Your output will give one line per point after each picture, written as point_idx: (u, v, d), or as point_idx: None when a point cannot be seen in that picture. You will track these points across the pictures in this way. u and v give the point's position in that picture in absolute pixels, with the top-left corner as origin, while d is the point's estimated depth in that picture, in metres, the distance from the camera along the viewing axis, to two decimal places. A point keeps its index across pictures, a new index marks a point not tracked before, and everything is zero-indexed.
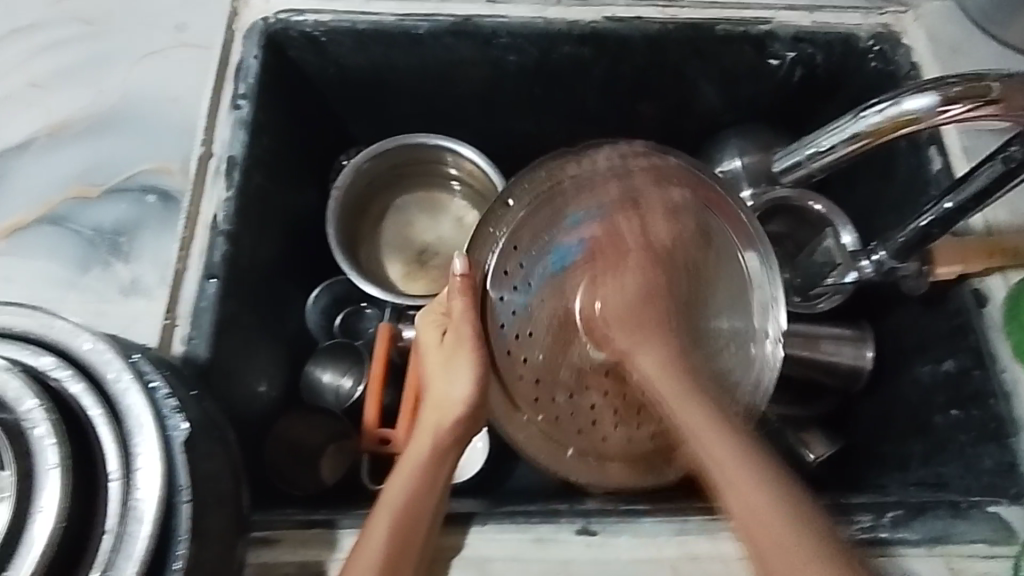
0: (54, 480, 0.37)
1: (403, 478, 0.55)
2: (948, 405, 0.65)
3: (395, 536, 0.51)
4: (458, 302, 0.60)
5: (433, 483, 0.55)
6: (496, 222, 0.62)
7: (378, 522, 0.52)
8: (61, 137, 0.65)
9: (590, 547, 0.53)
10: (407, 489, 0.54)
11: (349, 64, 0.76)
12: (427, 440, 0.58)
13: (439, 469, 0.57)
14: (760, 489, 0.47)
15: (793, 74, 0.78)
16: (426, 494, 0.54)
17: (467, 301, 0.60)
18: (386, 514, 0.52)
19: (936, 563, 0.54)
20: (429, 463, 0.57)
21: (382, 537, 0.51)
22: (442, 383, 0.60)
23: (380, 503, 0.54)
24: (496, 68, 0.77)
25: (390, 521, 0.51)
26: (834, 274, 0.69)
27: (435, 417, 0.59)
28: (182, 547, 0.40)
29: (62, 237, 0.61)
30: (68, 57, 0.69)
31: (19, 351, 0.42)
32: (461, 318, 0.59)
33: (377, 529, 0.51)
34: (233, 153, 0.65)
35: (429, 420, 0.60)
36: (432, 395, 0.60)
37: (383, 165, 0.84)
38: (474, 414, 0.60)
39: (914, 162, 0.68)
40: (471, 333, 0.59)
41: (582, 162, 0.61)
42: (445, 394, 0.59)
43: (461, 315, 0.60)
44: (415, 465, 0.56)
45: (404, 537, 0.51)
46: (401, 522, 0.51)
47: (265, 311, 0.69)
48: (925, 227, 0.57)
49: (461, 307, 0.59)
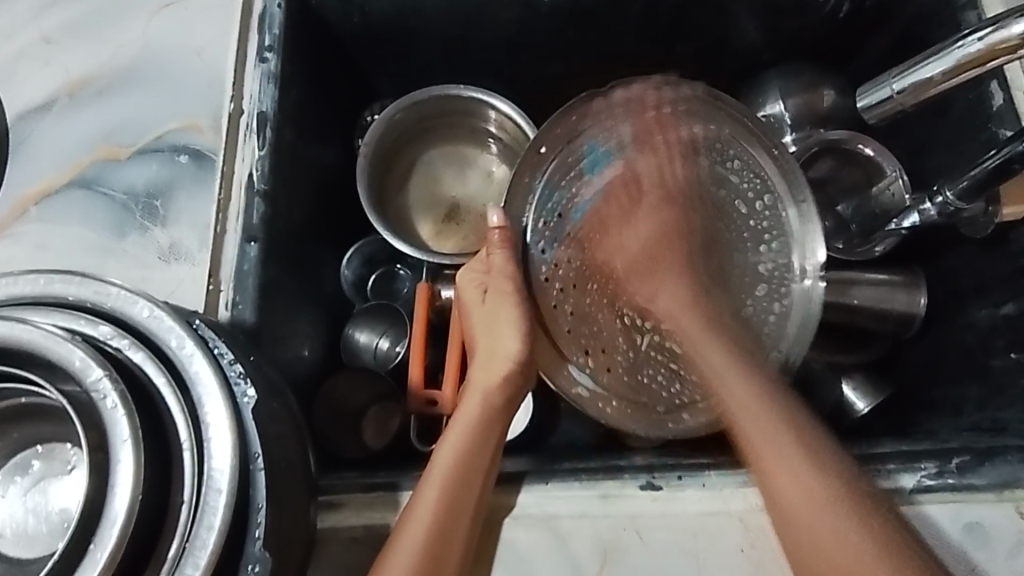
0: (128, 452, 0.35)
1: (454, 437, 0.55)
2: (1007, 349, 0.64)
3: (445, 504, 0.49)
4: (497, 254, 0.60)
5: (485, 444, 0.54)
6: (529, 171, 0.61)
7: (427, 492, 0.50)
8: (83, 97, 0.62)
9: (657, 501, 0.53)
10: (457, 451, 0.53)
11: (373, 9, 0.72)
12: (476, 396, 0.58)
13: (493, 430, 0.56)
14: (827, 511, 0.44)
15: (841, 9, 0.74)
16: (478, 457, 0.53)
17: (507, 252, 0.60)
18: (438, 480, 0.51)
19: (1006, 507, 0.53)
20: (479, 425, 0.55)
21: (429, 509, 0.49)
22: (492, 337, 0.60)
23: (430, 468, 0.52)
24: (528, 12, 0.73)
25: (439, 492, 0.50)
26: (895, 218, 0.65)
27: (485, 375, 0.59)
28: (263, 515, 0.40)
29: (96, 203, 0.59)
30: (81, 9, 0.65)
31: (76, 321, 0.40)
32: (500, 271, 0.60)
33: (425, 499, 0.50)
34: (264, 107, 0.62)
35: (478, 380, 0.59)
36: (482, 353, 0.60)
37: (412, 119, 0.80)
38: (522, 369, 0.60)
39: (974, 98, 0.65)
40: (508, 286, 0.60)
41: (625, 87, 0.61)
42: (498, 349, 0.60)
43: (501, 272, 0.60)
44: (466, 425, 0.55)
45: (457, 503, 0.50)
46: (452, 489, 0.50)
47: (301, 272, 0.67)
48: (999, 166, 0.53)
49: (500, 260, 0.60)
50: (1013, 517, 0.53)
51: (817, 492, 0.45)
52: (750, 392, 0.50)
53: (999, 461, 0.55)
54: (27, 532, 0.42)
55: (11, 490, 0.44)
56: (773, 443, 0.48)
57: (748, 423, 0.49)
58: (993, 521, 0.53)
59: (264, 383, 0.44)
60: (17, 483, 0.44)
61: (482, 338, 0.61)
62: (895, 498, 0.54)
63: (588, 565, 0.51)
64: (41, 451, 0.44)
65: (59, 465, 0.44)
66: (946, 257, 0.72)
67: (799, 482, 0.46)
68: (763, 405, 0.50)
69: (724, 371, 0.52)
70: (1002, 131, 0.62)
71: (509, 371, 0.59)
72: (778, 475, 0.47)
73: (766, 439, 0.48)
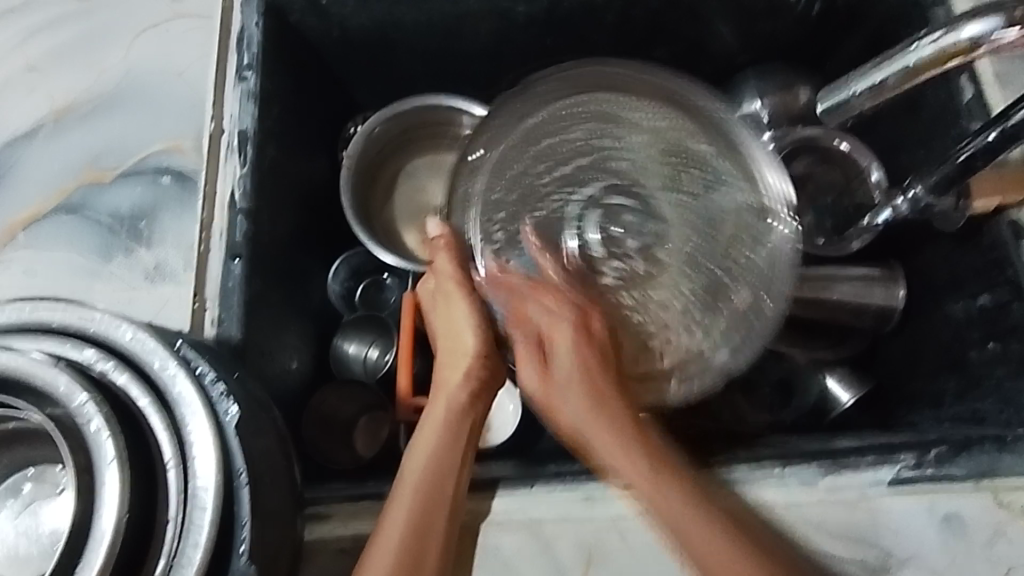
0: (113, 474, 0.37)
1: (420, 446, 0.55)
2: (984, 340, 0.65)
3: (422, 503, 0.51)
4: (442, 258, 0.62)
5: (450, 449, 0.55)
6: (467, 178, 0.65)
7: (396, 505, 0.51)
8: (67, 122, 0.64)
9: (639, 503, 0.54)
10: (424, 458, 0.54)
11: (350, 25, 0.72)
12: (440, 401, 0.59)
13: (457, 432, 0.57)
14: (714, 539, 0.49)
15: (812, 9, 0.74)
16: (448, 460, 0.54)
17: (453, 254, 0.62)
18: (408, 491, 0.52)
19: (982, 498, 0.54)
20: (444, 427, 0.57)
21: (404, 517, 0.50)
22: (450, 339, 0.62)
23: (401, 477, 0.53)
24: (504, 22, 0.74)
25: (411, 497, 0.51)
26: (869, 216, 0.66)
27: (448, 377, 0.60)
28: (246, 530, 0.41)
29: (82, 226, 0.60)
30: (63, 36, 0.66)
31: (61, 346, 0.42)
32: (446, 273, 0.61)
33: (399, 509, 0.51)
34: (244, 127, 0.63)
35: (441, 382, 0.60)
36: (441, 356, 0.62)
37: (393, 130, 0.81)
38: (484, 367, 0.60)
39: (943, 93, 0.66)
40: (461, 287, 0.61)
41: (553, 83, 0.65)
42: (456, 347, 0.61)
43: (450, 274, 0.61)
44: (432, 428, 0.57)
45: (428, 507, 0.51)
46: (423, 495, 0.51)
47: (288, 287, 0.68)
48: (965, 161, 0.54)
49: (445, 263, 0.61)
50: (989, 507, 0.54)
51: (708, 524, 0.50)
52: (633, 457, 0.54)
53: (975, 452, 0.56)
54: (20, 553, 0.44)
55: (4, 512, 0.45)
56: (637, 468, 0.53)
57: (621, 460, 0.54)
58: (969, 511, 0.54)
59: (248, 400, 0.45)
60: (9, 506, 0.45)
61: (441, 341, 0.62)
62: (873, 491, 0.55)
63: (572, 567, 0.52)
64: (33, 473, 0.46)
65: (51, 487, 0.45)
66: (923, 251, 0.73)
67: (695, 523, 0.50)
68: (619, 433, 0.55)
69: (564, 366, 0.58)
70: (972, 126, 0.63)
71: (472, 368, 0.60)
72: (664, 508, 0.51)
73: (629, 473, 0.53)
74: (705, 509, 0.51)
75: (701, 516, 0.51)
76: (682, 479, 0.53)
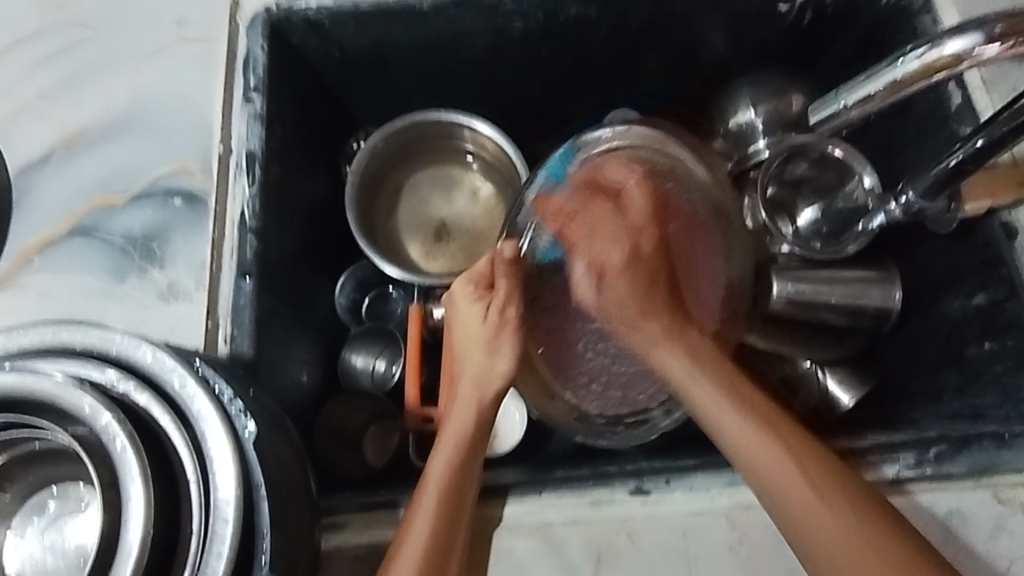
0: (139, 489, 0.38)
1: (442, 456, 0.56)
2: (981, 337, 0.66)
3: (443, 509, 0.52)
4: (504, 279, 0.61)
5: (470, 462, 0.56)
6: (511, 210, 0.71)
7: (420, 513, 0.52)
8: (78, 148, 0.65)
9: (646, 505, 0.55)
10: (449, 468, 0.55)
11: (351, 45, 0.74)
12: (465, 415, 0.59)
13: (474, 445, 0.57)
14: (842, 517, 0.47)
15: (803, 18, 0.76)
16: (468, 474, 0.55)
17: (514, 279, 0.61)
18: (432, 497, 0.53)
19: (982, 493, 0.56)
20: (462, 441, 0.57)
21: (427, 524, 0.51)
22: (483, 360, 0.60)
23: (423, 482, 0.55)
24: (501, 37, 0.76)
25: (436, 501, 0.52)
26: (865, 220, 0.68)
27: (473, 393, 0.59)
28: (267, 541, 0.42)
29: (95, 248, 0.62)
30: (72, 64, 0.68)
31: (82, 367, 0.43)
32: (507, 298, 0.61)
33: (422, 516, 0.52)
34: (251, 147, 0.64)
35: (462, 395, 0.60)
36: (467, 370, 0.60)
37: (395, 145, 0.82)
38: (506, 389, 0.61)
39: (932, 98, 0.67)
40: (515, 316, 0.61)
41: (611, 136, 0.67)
42: (487, 369, 0.60)
43: (506, 293, 0.61)
44: (454, 440, 0.57)
45: (448, 518, 0.52)
46: (446, 504, 0.52)
47: (296, 302, 0.69)
48: (956, 165, 0.56)
49: (506, 287, 0.61)
50: (990, 502, 0.56)
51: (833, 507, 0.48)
52: (750, 436, 0.52)
53: (975, 449, 0.57)
54: (46, 569, 0.45)
55: (29, 530, 0.47)
56: (762, 454, 0.51)
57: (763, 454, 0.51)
58: (968, 506, 0.56)
59: (264, 415, 0.47)
60: (35, 523, 0.47)
61: (466, 357, 0.61)
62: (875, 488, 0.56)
63: (583, 568, 0.53)
64: (56, 490, 0.47)
65: (73, 504, 0.47)
66: (918, 251, 0.74)
67: (798, 496, 0.49)
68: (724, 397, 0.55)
69: (645, 333, 0.59)
70: (963, 129, 0.64)
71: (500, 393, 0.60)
72: (783, 484, 0.50)
73: (763, 453, 0.51)
74: (818, 483, 0.49)
75: (824, 500, 0.48)
76: (801, 456, 0.50)
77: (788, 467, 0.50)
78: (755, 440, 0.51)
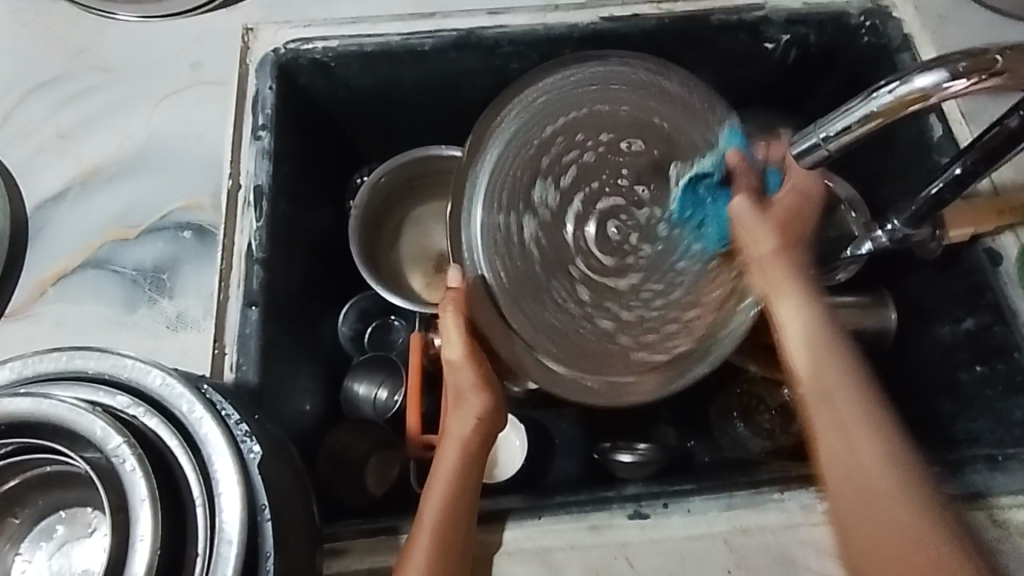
0: (146, 511, 0.39)
1: (437, 490, 0.56)
2: (972, 362, 0.67)
3: (436, 553, 0.51)
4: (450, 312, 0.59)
5: (461, 497, 0.56)
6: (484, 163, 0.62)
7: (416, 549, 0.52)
8: (94, 184, 0.68)
9: (644, 529, 0.56)
10: (439, 504, 0.55)
11: (357, 85, 0.77)
12: (451, 449, 0.59)
13: (467, 480, 0.57)
14: (901, 508, 0.44)
15: (789, 55, 0.78)
16: (461, 506, 0.55)
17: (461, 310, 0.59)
18: (424, 537, 0.52)
19: (977, 515, 0.56)
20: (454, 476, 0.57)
21: (423, 560, 0.51)
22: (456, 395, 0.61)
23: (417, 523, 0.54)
24: (500, 76, 0.78)
25: (428, 542, 0.52)
26: (851, 247, 0.69)
27: (456, 427, 0.60)
28: (270, 562, 0.43)
29: (108, 280, 0.64)
30: (90, 106, 0.71)
31: (95, 393, 0.44)
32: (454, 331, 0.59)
33: (417, 552, 0.52)
34: (260, 182, 0.67)
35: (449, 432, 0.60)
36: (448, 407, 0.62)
37: (397, 180, 0.85)
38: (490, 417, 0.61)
39: (914, 130, 0.69)
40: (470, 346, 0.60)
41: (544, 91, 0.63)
42: (462, 403, 0.61)
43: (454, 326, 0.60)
44: (442, 476, 0.57)
45: (443, 560, 0.51)
46: (439, 539, 0.52)
47: (300, 331, 0.71)
48: (936, 194, 0.58)
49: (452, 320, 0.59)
50: (986, 525, 0.56)
51: (889, 484, 0.45)
52: (837, 399, 0.49)
53: (969, 471, 0.58)
54: None
55: (37, 554, 0.48)
56: (832, 415, 0.48)
57: (827, 416, 0.49)
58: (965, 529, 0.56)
59: (269, 439, 0.48)
60: (44, 547, 0.48)
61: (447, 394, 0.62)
62: None
63: None
64: (64, 515, 0.49)
65: (81, 528, 0.49)
66: (909, 277, 0.76)
67: (868, 472, 0.46)
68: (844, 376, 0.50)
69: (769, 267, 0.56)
70: (944, 160, 0.66)
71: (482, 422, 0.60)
72: (845, 455, 0.47)
73: (834, 404, 0.49)
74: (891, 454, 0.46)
75: (892, 474, 0.45)
76: (881, 428, 0.47)
77: (862, 433, 0.47)
78: (837, 403, 0.49)
